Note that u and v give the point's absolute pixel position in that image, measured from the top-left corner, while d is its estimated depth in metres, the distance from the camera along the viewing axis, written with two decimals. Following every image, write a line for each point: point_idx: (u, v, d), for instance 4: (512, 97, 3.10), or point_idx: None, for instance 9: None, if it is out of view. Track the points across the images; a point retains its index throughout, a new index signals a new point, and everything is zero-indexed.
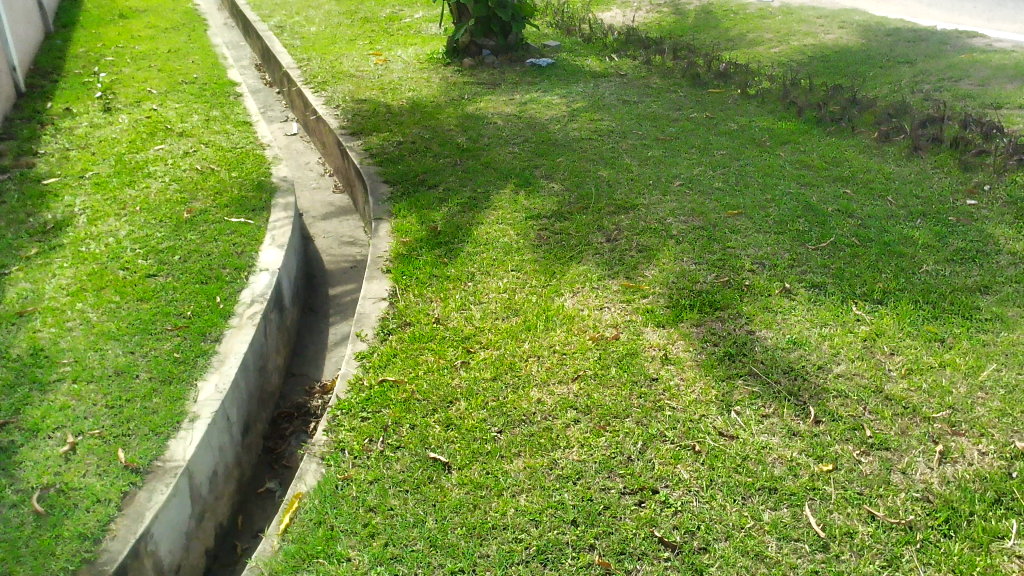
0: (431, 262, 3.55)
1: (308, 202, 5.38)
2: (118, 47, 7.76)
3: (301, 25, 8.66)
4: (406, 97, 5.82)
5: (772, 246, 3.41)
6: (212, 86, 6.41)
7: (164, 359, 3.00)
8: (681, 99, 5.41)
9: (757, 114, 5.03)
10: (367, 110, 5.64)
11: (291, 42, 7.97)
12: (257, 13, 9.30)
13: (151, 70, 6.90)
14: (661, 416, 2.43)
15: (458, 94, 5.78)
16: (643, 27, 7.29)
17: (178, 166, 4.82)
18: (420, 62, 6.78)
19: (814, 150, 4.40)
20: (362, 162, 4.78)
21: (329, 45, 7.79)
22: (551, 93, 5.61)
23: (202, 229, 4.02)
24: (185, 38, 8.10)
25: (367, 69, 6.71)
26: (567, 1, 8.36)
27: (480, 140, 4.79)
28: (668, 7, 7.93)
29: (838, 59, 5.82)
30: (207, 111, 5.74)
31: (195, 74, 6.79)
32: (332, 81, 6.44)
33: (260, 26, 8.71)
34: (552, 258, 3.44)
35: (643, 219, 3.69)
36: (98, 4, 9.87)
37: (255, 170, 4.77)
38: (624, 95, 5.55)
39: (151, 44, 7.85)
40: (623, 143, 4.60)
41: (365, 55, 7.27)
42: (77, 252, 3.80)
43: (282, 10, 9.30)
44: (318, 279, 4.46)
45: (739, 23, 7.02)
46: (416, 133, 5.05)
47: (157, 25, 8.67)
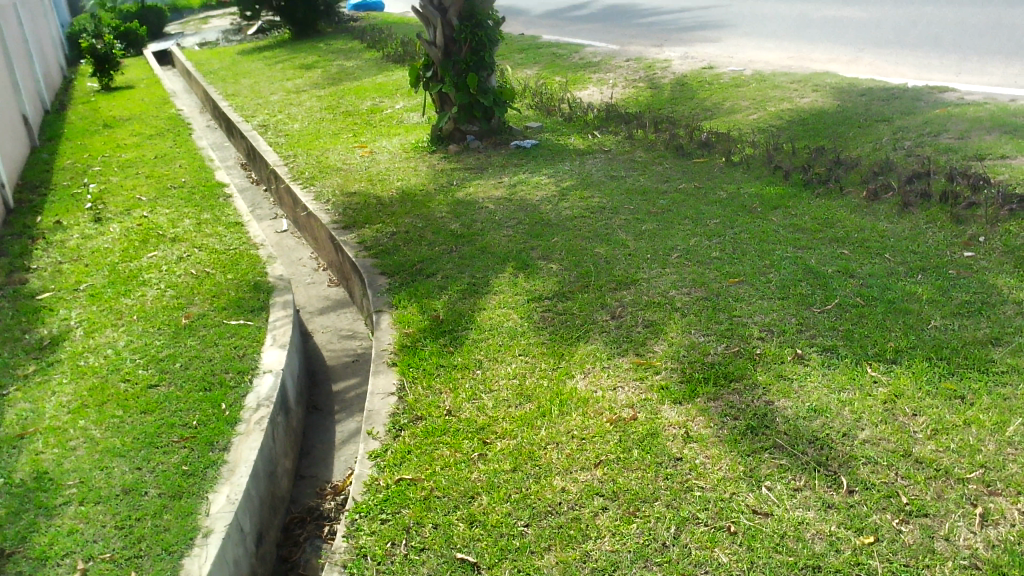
0: (437, 352, 3.51)
1: (304, 298, 5.36)
2: (104, 157, 7.84)
3: (285, 122, 8.80)
4: (395, 187, 5.87)
5: (778, 311, 3.41)
6: (201, 189, 6.46)
7: (172, 473, 2.92)
8: (667, 171, 5.49)
9: (744, 180, 5.10)
10: (358, 203, 5.68)
11: (276, 140, 8.08)
12: (240, 114, 9.45)
13: (138, 177, 6.95)
14: (690, 497, 2.38)
15: (447, 180, 5.84)
16: (622, 103, 7.44)
17: (173, 272, 4.80)
18: (406, 151, 6.87)
19: (805, 213, 4.44)
20: (357, 255, 4.78)
21: (313, 141, 7.90)
22: (539, 173, 5.68)
23: (202, 334, 3.98)
24: (171, 143, 8.20)
25: (353, 162, 6.79)
26: (544, 83, 8.55)
27: (474, 225, 4.81)
28: (644, 82, 8.12)
29: (816, 122, 5.94)
30: (198, 215, 5.76)
31: (183, 178, 6.84)
32: (320, 176, 6.51)
33: (244, 127, 8.84)
34: (559, 340, 3.41)
35: (645, 293, 3.69)
36: (82, 116, 10.01)
37: (250, 271, 4.76)
38: (611, 170, 5.62)
39: (137, 152, 7.93)
40: (616, 218, 4.63)
41: (351, 147, 7.37)
42: (76, 367, 3.75)
43: (264, 109, 9.46)
44: (320, 376, 4.41)
45: (714, 93, 7.18)
46: (408, 222, 5.08)
47: (142, 132, 8.79)
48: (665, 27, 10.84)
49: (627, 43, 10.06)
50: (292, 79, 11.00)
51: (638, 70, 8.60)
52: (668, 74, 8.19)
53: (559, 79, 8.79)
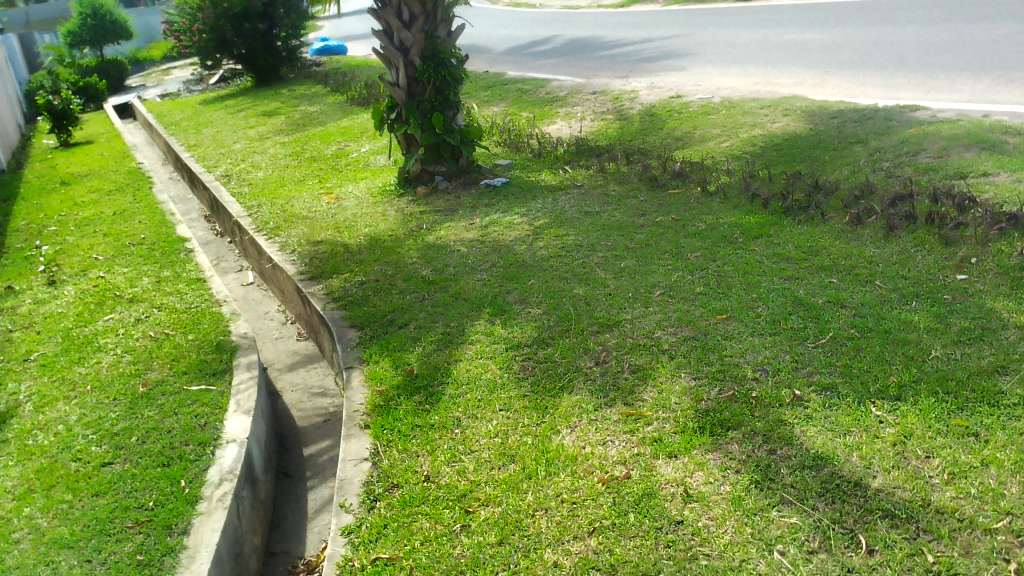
0: (412, 410, 3.28)
1: (272, 355, 5.12)
2: (60, 215, 7.57)
3: (248, 171, 8.60)
4: (364, 233, 5.67)
5: (770, 348, 3.22)
6: (161, 245, 6.22)
7: (126, 564, 2.66)
8: (642, 204, 5.34)
9: (722, 210, 4.96)
10: (325, 252, 5.47)
11: (239, 190, 7.87)
12: (202, 164, 9.24)
13: (96, 235, 6.70)
14: (696, 567, 2.17)
15: (417, 224, 5.65)
16: (592, 136, 7.32)
17: (130, 335, 4.55)
18: (374, 195, 6.67)
19: (789, 241, 4.29)
20: (325, 308, 4.56)
21: (278, 189, 7.69)
22: (511, 213, 5.51)
23: (160, 403, 3.73)
24: (130, 198, 7.95)
25: (319, 209, 6.59)
26: (512, 120, 8.43)
27: (446, 270, 4.61)
28: (612, 113, 8.02)
29: (790, 146, 5.84)
30: (158, 272, 5.52)
31: (142, 234, 6.60)
32: (285, 226, 6.30)
33: (206, 178, 8.63)
34: (541, 391, 3.20)
35: (630, 336, 3.49)
36: (39, 175, 9.72)
37: (212, 330, 4.52)
38: (584, 206, 5.46)
39: (95, 208, 7.67)
40: (594, 256, 4.46)
41: (317, 194, 7.18)
42: (23, 446, 3.48)
43: (227, 158, 9.26)
44: (290, 440, 4.16)
45: (684, 121, 7.08)
46: (378, 269, 4.87)
47: (101, 188, 8.54)
48: (630, 58, 10.80)
49: (592, 76, 10.00)
50: (254, 127, 10.82)
51: (606, 102, 8.51)
52: (636, 105, 8.10)
53: (526, 115, 8.68)
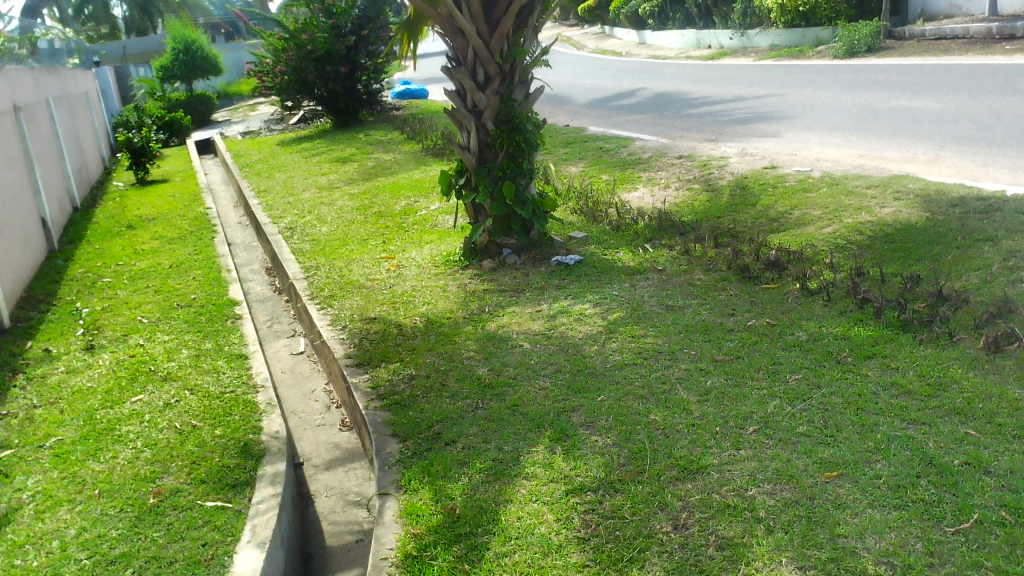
0: (448, 569, 2.74)
1: (311, 447, 4.66)
2: (118, 265, 7.33)
3: (313, 225, 8.30)
4: (420, 312, 5.20)
5: (897, 530, 2.58)
6: (210, 308, 5.87)
7: None
8: (732, 299, 4.72)
9: (826, 315, 4.31)
10: (377, 332, 5.00)
11: (300, 246, 7.53)
12: (269, 214, 8.98)
13: (147, 292, 6.40)
14: None
15: (479, 306, 5.15)
16: (676, 209, 6.74)
17: (155, 424, 4.12)
18: (436, 264, 6.22)
19: (910, 367, 3.62)
20: (368, 406, 4.08)
21: (339, 248, 7.32)
22: (583, 300, 4.96)
23: (168, 521, 3.27)
24: (190, 249, 7.70)
25: (378, 276, 6.17)
26: (591, 184, 7.91)
27: (505, 371, 4.09)
28: (699, 183, 7.43)
29: (904, 238, 5.16)
30: (199, 344, 5.15)
31: (194, 294, 6.26)
32: (339, 295, 5.89)
33: (269, 231, 8.34)
34: (606, 562, 2.62)
35: (717, 489, 2.89)
36: (109, 216, 9.63)
37: (243, 424, 4.07)
38: (666, 297, 4.88)
39: (153, 259, 7.42)
40: (674, 367, 3.87)
41: (378, 258, 6.76)
42: (8, 568, 3.04)
43: (294, 209, 8.98)
44: (314, 562, 3.64)
45: (780, 198, 6.44)
46: (430, 363, 4.37)
47: (164, 236, 8.33)
48: (719, 118, 10.21)
49: (678, 137, 9.44)
50: (326, 174, 10.58)
51: (692, 168, 7.92)
52: (726, 174, 7.49)
53: (605, 178, 8.16)
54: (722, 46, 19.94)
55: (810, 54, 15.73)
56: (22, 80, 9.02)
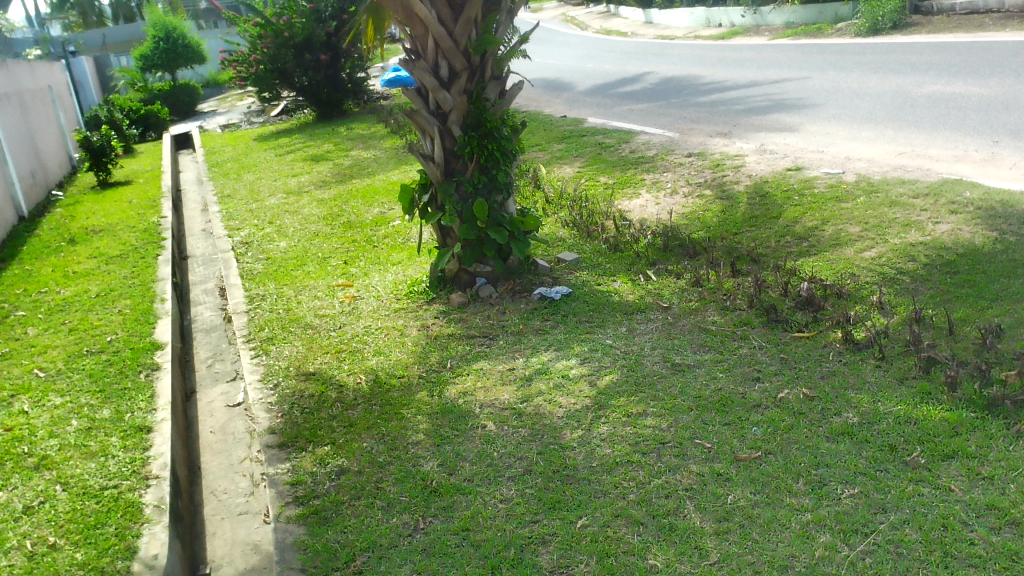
0: None
1: (225, 549, 3.66)
2: (40, 292, 6.35)
3: (271, 238, 7.31)
4: (368, 368, 4.21)
5: None
6: (125, 355, 4.89)
7: None
8: (756, 354, 3.71)
9: (882, 384, 3.30)
10: (311, 397, 4.00)
11: (252, 267, 6.54)
12: (226, 225, 8.00)
13: (58, 332, 5.41)
14: None
15: (439, 359, 4.16)
16: (685, 223, 5.72)
17: (2, 541, 3.14)
18: (399, 295, 5.22)
19: (1010, 479, 2.62)
20: (277, 515, 3.08)
21: (293, 270, 6.31)
22: (568, 353, 3.97)
23: None
24: (127, 271, 6.72)
25: (329, 311, 5.18)
26: (587, 190, 6.89)
27: (459, 470, 3.09)
28: (711, 187, 6.40)
29: (970, 268, 4.14)
30: (96, 410, 4.17)
31: (113, 335, 5.27)
32: (279, 338, 4.88)
33: (223, 246, 7.34)
34: None
35: None
36: (53, 228, 8.66)
37: (114, 543, 3.08)
38: (672, 349, 3.87)
39: (83, 284, 6.44)
40: (682, 471, 2.87)
41: (333, 284, 5.76)
42: None
43: (254, 219, 7.99)
44: None
45: (809, 209, 5.41)
46: (366, 450, 3.38)
47: (103, 253, 7.35)
48: (732, 108, 9.14)
49: (687, 130, 8.39)
50: (297, 176, 9.59)
51: (703, 169, 6.89)
52: (743, 176, 6.45)
53: (603, 181, 7.13)
54: (733, 24, 18.78)
55: (829, 32, 14.58)
56: None
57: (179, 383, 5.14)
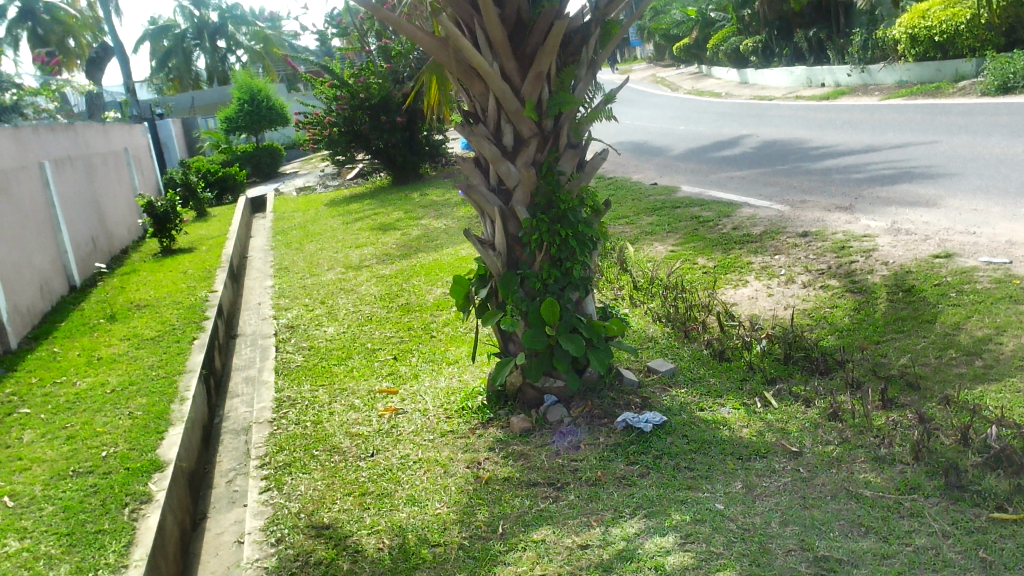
0: None
1: None
2: (53, 384, 5.62)
3: (320, 322, 6.46)
4: (396, 524, 3.19)
5: None
6: (115, 479, 4.03)
7: None
8: (941, 547, 2.55)
9: None
10: (316, 567, 3.01)
11: (291, 359, 5.67)
12: (275, 303, 7.22)
13: (53, 441, 4.60)
14: None
15: (489, 518, 3.12)
16: (809, 324, 4.59)
17: None
18: (451, 410, 4.22)
19: None
20: None
21: (335, 365, 5.42)
22: (663, 523, 2.87)
23: None
24: (155, 359, 5.96)
25: (364, 428, 4.21)
26: (683, 275, 5.83)
27: None
28: (836, 275, 5.26)
29: None
30: (51, 566, 3.27)
31: (110, 448, 4.43)
32: (297, 466, 3.92)
33: (267, 330, 6.52)
34: None
35: None
36: (98, 301, 8.06)
37: None
38: (814, 527, 2.74)
39: (103, 374, 5.69)
40: None
41: (376, 387, 4.81)
42: None
43: (305, 298, 7.19)
44: None
45: (975, 311, 4.22)
46: None
47: (138, 335, 6.64)
48: (850, 176, 7.98)
49: (799, 202, 7.27)
50: (360, 248, 8.83)
51: (824, 251, 5.76)
52: (876, 263, 5.29)
53: (702, 264, 6.07)
54: (838, 84, 17.54)
55: (950, 91, 13.23)
56: None
57: (184, 513, 4.23)
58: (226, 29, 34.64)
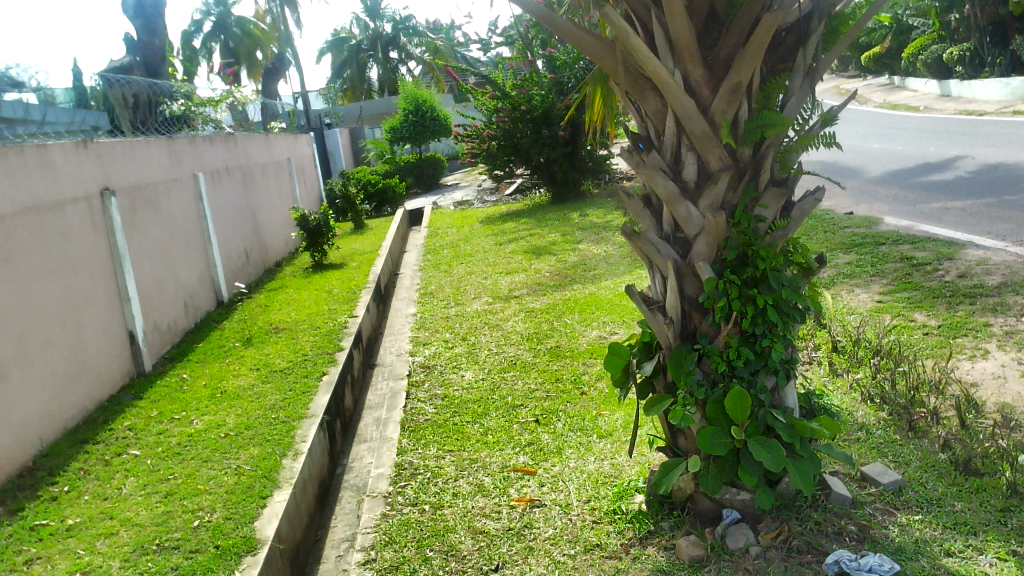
0: None
1: None
2: (171, 420, 5.18)
3: (458, 362, 5.75)
4: None
5: None
6: (200, 561, 3.43)
7: None
8: None
9: None
10: None
11: (421, 410, 4.96)
12: (413, 335, 6.59)
13: (150, 498, 4.09)
14: None
15: None
16: None
17: None
18: (599, 512, 3.33)
19: None
20: None
21: (468, 423, 4.67)
22: None
23: None
24: (279, 397, 5.44)
25: (490, 525, 3.40)
26: (898, 337, 4.68)
27: None
28: None
29: None
30: None
31: (206, 515, 3.85)
32: (405, 572, 3.17)
33: (401, 369, 5.87)
34: None
35: None
36: (239, 320, 7.76)
37: None
38: None
39: (222, 413, 5.20)
40: None
41: (511, 462, 3.99)
42: None
43: (447, 331, 6.51)
44: None
45: None
46: None
47: (269, 365, 6.19)
48: None
49: None
50: (511, 274, 8.12)
51: None
52: None
53: (922, 322, 4.89)
54: None
55: None
56: (147, 152, 7.32)
57: None
58: (399, 41, 35.37)
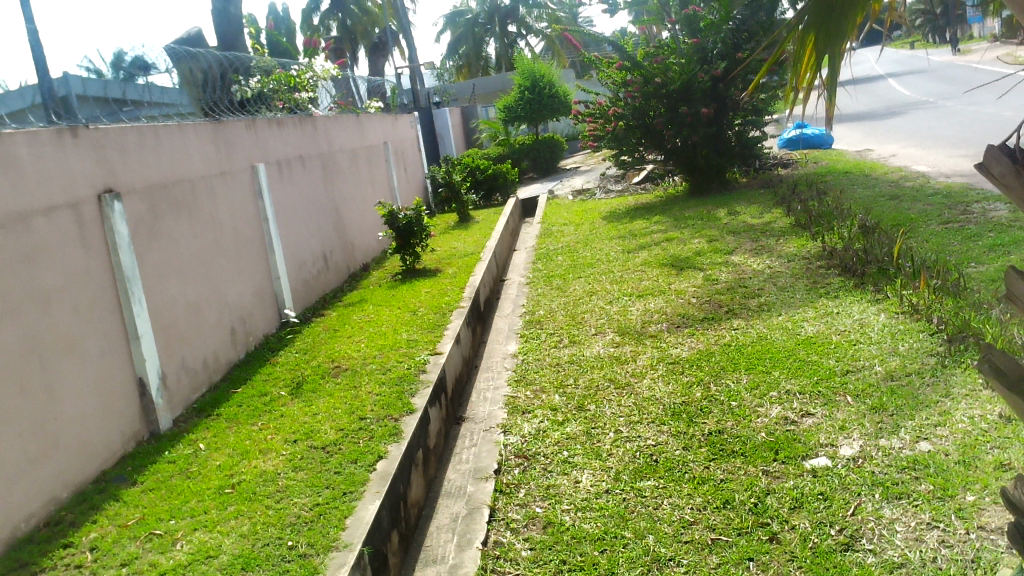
0: None
1: None
2: (148, 538, 3.56)
3: (571, 455, 3.88)
4: None
5: None
6: None
7: None
8: None
9: None
10: None
11: (508, 555, 3.15)
12: (511, 394, 4.78)
13: None
14: None
15: None
16: None
17: None
18: None
19: None
20: None
21: None
22: None
23: None
24: (309, 503, 3.73)
25: None
26: None
27: None
28: None
29: None
30: None
31: None
32: None
33: (486, 459, 4.06)
34: None
35: None
36: (299, 351, 6.17)
37: None
38: None
39: (219, 531, 3.54)
40: None
41: None
42: None
43: (557, 392, 4.65)
44: None
45: None
46: None
47: (312, 435, 4.51)
48: None
49: None
50: (645, 297, 6.19)
51: None
52: None
53: None
54: None
55: None
56: (180, 139, 5.77)
57: None
58: (518, 13, 33.41)
